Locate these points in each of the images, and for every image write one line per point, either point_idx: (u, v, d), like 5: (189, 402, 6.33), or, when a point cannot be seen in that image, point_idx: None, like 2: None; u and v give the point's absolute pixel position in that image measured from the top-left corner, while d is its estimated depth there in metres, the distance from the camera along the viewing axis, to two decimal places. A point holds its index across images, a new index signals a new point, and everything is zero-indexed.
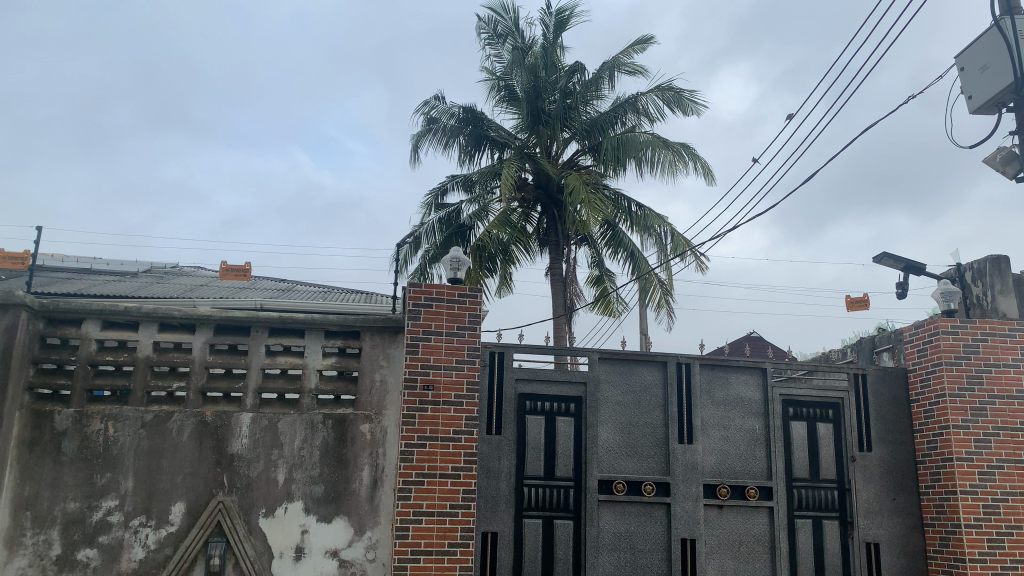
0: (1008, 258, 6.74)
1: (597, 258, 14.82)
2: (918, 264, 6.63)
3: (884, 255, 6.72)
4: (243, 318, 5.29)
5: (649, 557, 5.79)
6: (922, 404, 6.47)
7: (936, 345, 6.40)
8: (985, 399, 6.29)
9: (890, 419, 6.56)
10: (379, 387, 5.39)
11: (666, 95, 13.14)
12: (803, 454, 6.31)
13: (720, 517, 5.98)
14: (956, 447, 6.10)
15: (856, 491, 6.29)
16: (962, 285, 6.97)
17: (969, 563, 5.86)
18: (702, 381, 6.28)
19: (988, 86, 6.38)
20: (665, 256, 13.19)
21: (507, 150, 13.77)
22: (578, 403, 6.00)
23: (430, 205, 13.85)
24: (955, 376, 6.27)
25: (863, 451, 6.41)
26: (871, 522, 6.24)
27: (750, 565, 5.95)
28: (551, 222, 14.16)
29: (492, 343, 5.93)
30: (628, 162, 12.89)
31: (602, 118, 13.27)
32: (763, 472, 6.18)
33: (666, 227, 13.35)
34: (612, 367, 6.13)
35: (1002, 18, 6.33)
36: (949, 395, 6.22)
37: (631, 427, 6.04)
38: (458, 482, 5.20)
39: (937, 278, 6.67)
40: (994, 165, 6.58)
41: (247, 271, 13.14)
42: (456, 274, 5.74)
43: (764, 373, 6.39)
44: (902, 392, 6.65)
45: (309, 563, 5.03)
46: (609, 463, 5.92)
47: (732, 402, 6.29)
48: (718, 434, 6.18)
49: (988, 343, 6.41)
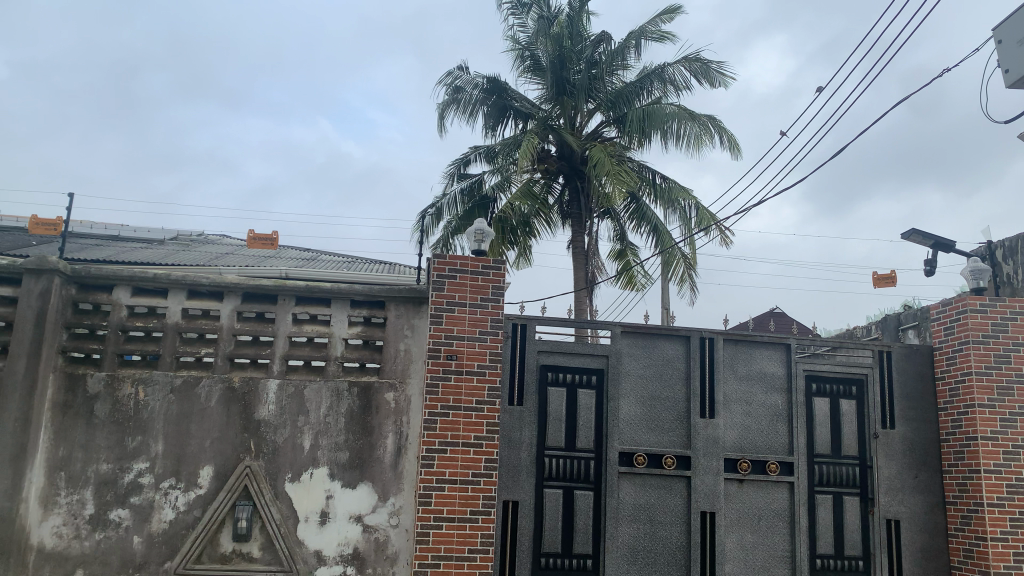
0: None
1: (620, 232, 14.77)
2: (948, 241, 6.55)
3: (913, 231, 6.63)
4: (270, 286, 5.34)
5: (668, 529, 5.84)
6: (947, 382, 6.42)
7: (963, 323, 6.33)
8: (1012, 378, 6.22)
9: (914, 396, 6.52)
10: (403, 356, 5.44)
11: (693, 66, 12.97)
12: (825, 430, 6.30)
13: (740, 491, 6.01)
14: (981, 426, 6.06)
15: (879, 468, 6.27)
16: (992, 263, 6.89)
17: (990, 542, 5.85)
18: (725, 355, 6.27)
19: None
20: (689, 230, 13.11)
21: (530, 121, 13.67)
22: (600, 375, 6.02)
23: (452, 175, 13.85)
24: (982, 355, 6.21)
25: (886, 428, 6.39)
26: (892, 499, 6.24)
27: (769, 539, 5.97)
28: (573, 194, 14.10)
29: (515, 315, 5.96)
30: (653, 134, 12.77)
31: (628, 89, 13.09)
32: (785, 448, 6.18)
33: (691, 200, 13.26)
34: (634, 340, 6.14)
35: None
36: (975, 374, 6.17)
37: (652, 400, 6.06)
38: (480, 451, 5.26)
39: (966, 255, 6.58)
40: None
41: (273, 240, 13.24)
42: (480, 246, 5.75)
43: (787, 349, 6.36)
44: (927, 369, 6.60)
45: (334, 528, 5.13)
46: (630, 436, 5.95)
47: (754, 377, 6.28)
48: (740, 409, 6.18)
49: (1017, 322, 6.33)
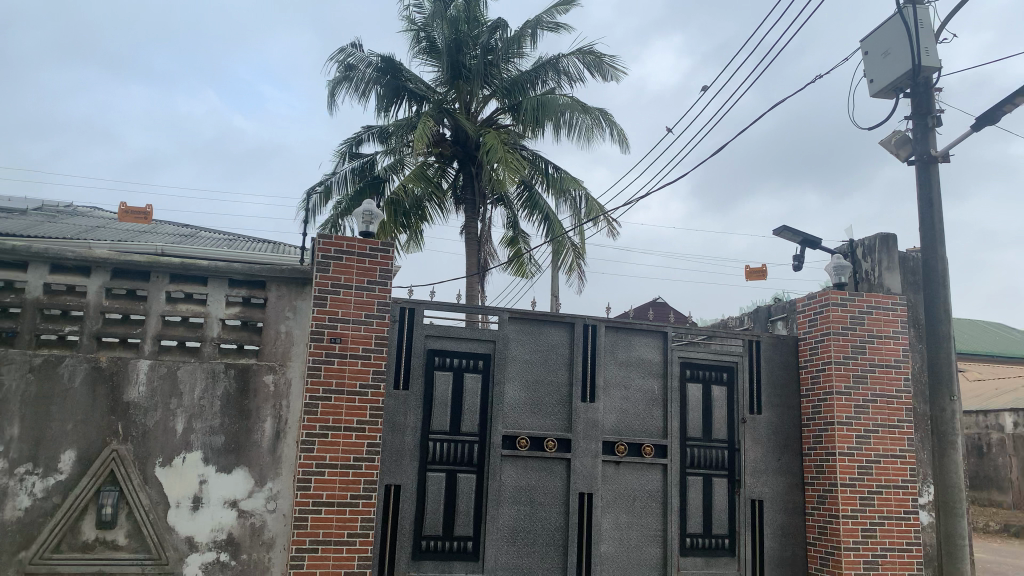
0: (895, 237, 7.17)
1: (513, 219, 14.91)
2: (814, 238, 6.96)
3: (783, 228, 7.02)
4: (143, 262, 5.09)
5: (548, 510, 5.98)
6: (810, 370, 6.84)
7: (825, 316, 6.76)
8: (867, 367, 6.70)
9: (780, 383, 6.92)
10: (284, 338, 5.32)
11: (586, 58, 13.19)
12: (697, 414, 6.60)
13: (617, 472, 6.22)
14: (837, 412, 6.50)
15: (745, 451, 6.63)
16: (853, 260, 7.37)
17: (842, 519, 6.28)
18: (606, 341, 6.45)
19: (889, 71, 6.93)
20: (579, 220, 13.38)
21: (425, 103, 13.54)
22: (486, 360, 6.07)
23: (344, 155, 13.58)
24: (841, 345, 6.66)
25: (753, 413, 6.75)
26: (757, 480, 6.61)
27: (642, 519, 6.21)
28: (467, 179, 14.09)
29: (402, 299, 5.92)
30: (546, 123, 12.91)
31: (523, 77, 13.26)
32: (659, 431, 6.43)
33: (581, 191, 13.51)
34: (521, 326, 6.22)
35: (904, 7, 6.86)
36: (834, 363, 6.60)
37: (536, 385, 6.17)
38: (362, 436, 5.21)
39: (830, 252, 7.03)
40: (889, 147, 6.98)
41: (147, 214, 12.60)
42: (368, 227, 5.66)
43: (664, 336, 6.61)
44: (791, 358, 7.02)
45: (207, 514, 4.97)
46: (514, 420, 6.04)
47: (633, 363, 6.50)
48: (619, 393, 6.39)
49: (872, 316, 6.82)
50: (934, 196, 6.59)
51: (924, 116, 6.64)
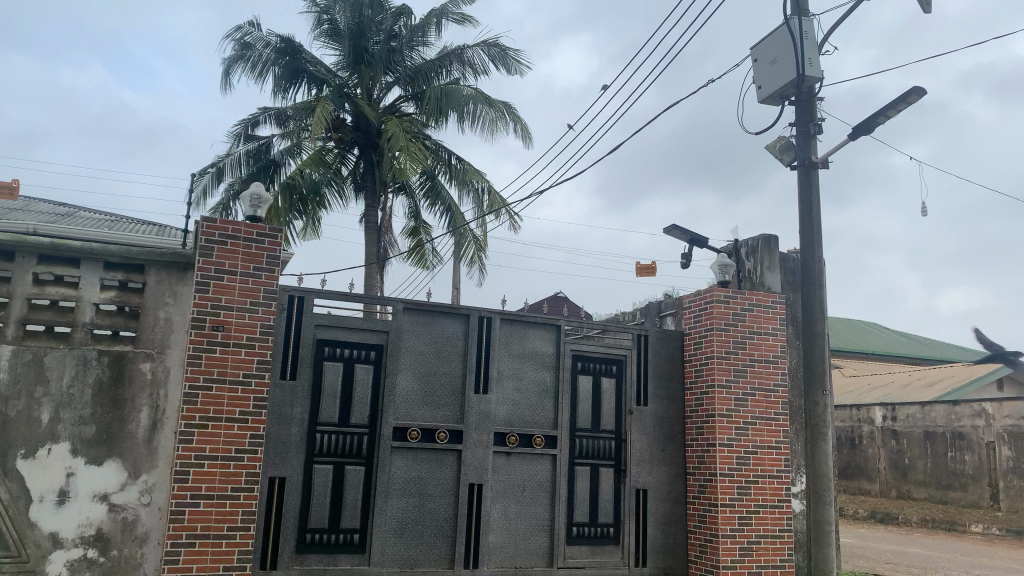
0: (776, 238, 7.54)
1: (414, 208, 14.77)
2: (701, 237, 7.22)
3: (673, 226, 7.24)
4: (7, 241, 4.76)
5: (437, 501, 5.97)
6: (694, 363, 7.10)
7: (710, 312, 7.02)
8: (747, 362, 7.00)
9: (666, 376, 7.14)
10: (163, 325, 5.10)
11: (491, 51, 13.20)
12: (587, 406, 6.73)
13: (507, 463, 6.27)
14: (718, 404, 6.76)
15: (632, 442, 6.82)
16: (737, 260, 7.66)
17: (720, 507, 6.55)
18: (500, 334, 6.49)
19: (775, 79, 7.27)
20: (481, 212, 13.39)
21: (325, 87, 13.22)
22: (378, 351, 6.00)
23: (238, 136, 13.09)
24: (723, 341, 6.93)
25: (640, 406, 6.95)
26: (642, 470, 6.81)
27: (530, 509, 6.29)
28: (368, 167, 13.85)
29: (292, 288, 5.77)
30: (449, 114, 12.85)
31: (427, 66, 13.14)
32: (550, 422, 6.53)
33: (484, 183, 13.53)
34: (414, 317, 6.18)
35: (790, 18, 7.19)
36: (717, 357, 6.86)
37: (429, 376, 6.14)
38: (245, 427, 5.05)
39: (716, 250, 7.31)
40: (774, 152, 7.32)
41: (15, 191, 11.80)
42: (256, 212, 5.49)
43: (558, 329, 6.70)
44: (677, 352, 7.26)
45: (74, 508, 4.72)
46: (405, 411, 6.00)
47: (526, 355, 6.56)
48: (512, 385, 6.44)
49: (753, 312, 7.13)
50: (813, 200, 6.96)
51: (806, 124, 6.99)
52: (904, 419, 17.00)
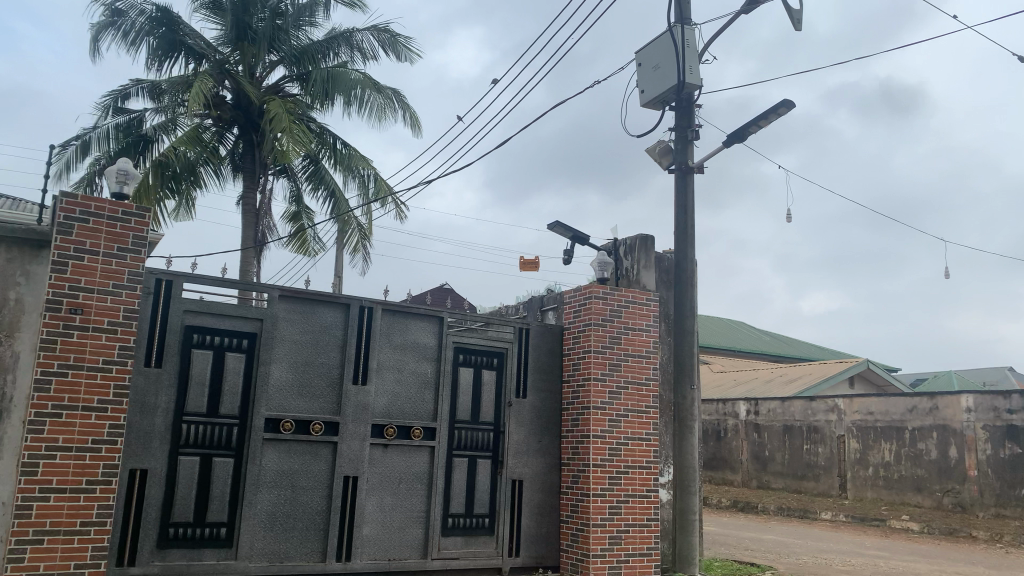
0: (653, 239, 7.82)
1: (296, 193, 14.35)
2: (583, 235, 7.38)
3: (557, 223, 7.37)
4: None
5: (309, 494, 5.84)
6: (572, 357, 7.26)
7: (589, 307, 7.19)
8: (622, 356, 7.22)
9: (545, 369, 7.27)
10: (12, 306, 4.74)
11: (381, 36, 12.99)
12: (467, 398, 6.76)
13: (384, 455, 6.21)
14: (594, 397, 6.94)
15: (509, 434, 6.90)
16: (616, 258, 7.88)
17: (592, 497, 6.74)
18: (381, 324, 6.41)
19: (657, 84, 7.53)
20: (366, 199, 13.18)
21: (204, 62, 12.63)
22: (252, 339, 5.81)
23: (107, 107, 12.30)
24: (600, 335, 7.12)
25: (518, 398, 7.04)
26: (518, 461, 6.91)
27: (406, 501, 6.26)
28: (248, 148, 13.34)
29: (160, 271, 5.49)
30: (336, 97, 12.56)
31: (313, 48, 12.77)
32: (428, 414, 6.51)
33: (370, 170, 13.31)
34: (291, 305, 6.02)
35: (673, 26, 7.46)
36: (593, 351, 7.04)
37: (305, 366, 6.00)
38: (103, 416, 4.77)
39: (595, 248, 7.51)
40: (654, 155, 7.58)
41: None
42: (122, 188, 5.18)
43: (440, 321, 6.68)
44: (557, 346, 7.40)
45: None
46: (279, 402, 5.84)
47: (407, 347, 6.51)
48: (391, 376, 6.38)
49: (629, 309, 7.36)
50: (688, 202, 7.27)
51: (685, 130, 7.29)
52: (766, 413, 17.99)
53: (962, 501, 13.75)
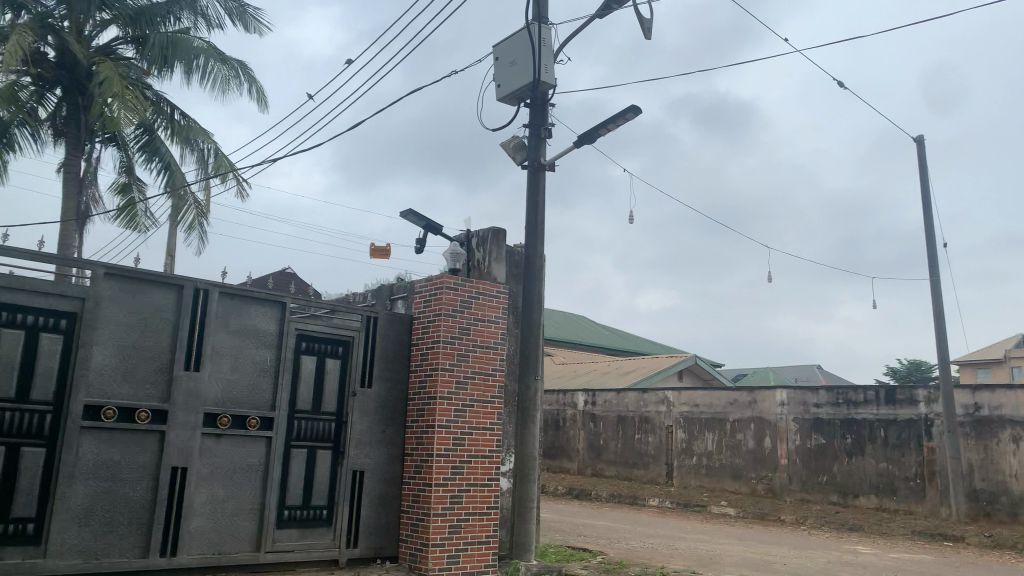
0: (504, 232, 7.90)
1: (126, 163, 13.35)
2: (435, 224, 7.35)
3: (409, 211, 7.30)
4: None
5: (132, 486, 5.46)
6: (420, 346, 7.22)
7: (438, 297, 7.17)
8: (469, 347, 7.26)
9: (392, 359, 7.19)
10: None
11: (228, 4, 12.31)
12: (309, 386, 6.55)
13: (217, 446, 5.91)
14: (440, 387, 6.93)
15: (352, 423, 6.76)
16: (468, 249, 7.91)
17: (434, 486, 6.73)
18: (218, 308, 6.08)
19: (513, 79, 7.61)
20: (205, 175, 12.47)
21: (22, 13, 11.45)
22: (70, 320, 5.35)
23: None
24: (449, 325, 7.12)
25: (363, 387, 6.91)
26: (360, 451, 6.79)
27: (239, 494, 5.99)
28: (72, 111, 12.24)
29: None
30: (175, 65, 11.82)
31: (152, 9, 11.90)
32: (267, 403, 6.26)
33: (210, 144, 12.61)
34: (119, 284, 5.59)
35: (531, 24, 7.56)
36: (441, 341, 7.03)
37: (131, 350, 5.59)
38: None
39: (446, 238, 7.51)
40: (507, 150, 7.65)
41: None
42: None
43: (283, 307, 6.44)
44: (404, 336, 7.34)
45: None
46: (100, 387, 5.41)
47: (246, 332, 6.23)
48: (228, 363, 6.08)
49: (478, 300, 7.41)
50: (540, 198, 7.43)
51: (539, 127, 7.44)
52: (602, 403, 18.72)
53: (773, 487, 14.95)
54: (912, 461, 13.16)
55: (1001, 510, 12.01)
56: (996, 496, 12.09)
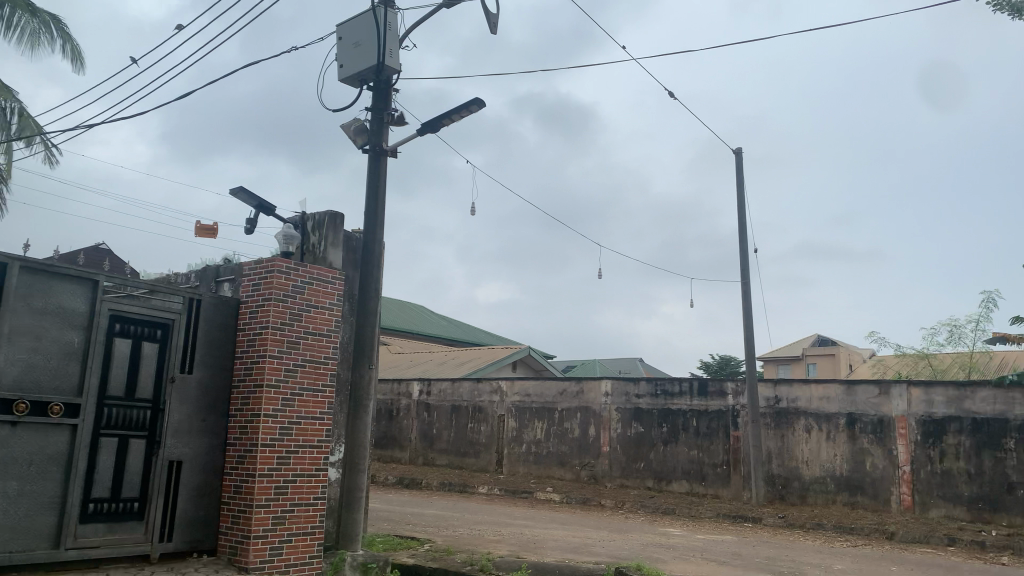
0: (342, 217, 7.74)
1: None
2: (268, 205, 7.09)
3: (240, 189, 7.00)
4: None
5: None
6: (247, 332, 6.93)
7: (269, 281, 6.90)
8: (300, 334, 7.05)
9: (216, 344, 6.86)
10: None
11: None
12: (121, 371, 6.11)
13: (12, 435, 5.38)
14: (268, 374, 6.68)
15: (169, 411, 6.39)
16: (302, 234, 7.71)
17: (258, 477, 6.48)
18: (18, 285, 5.54)
19: (356, 61, 7.46)
20: (7, 137, 11.29)
21: None
22: None
23: None
24: (280, 311, 6.88)
25: (183, 373, 6.54)
26: (178, 441, 6.43)
27: (37, 486, 5.49)
28: None
29: None
30: None
31: None
32: (72, 389, 5.77)
33: (14, 103, 11.43)
34: None
35: (377, 6, 7.44)
36: (271, 327, 6.78)
37: None
38: None
39: (280, 219, 7.27)
40: (348, 132, 7.48)
41: None
42: None
43: (95, 286, 5.95)
44: (231, 320, 7.02)
45: None
46: None
47: (50, 312, 5.71)
48: (27, 344, 5.55)
49: (311, 285, 7.21)
50: (380, 184, 7.35)
51: (381, 111, 7.34)
52: (436, 393, 18.78)
53: (595, 474, 15.65)
54: (719, 449, 14.23)
55: (793, 492, 13.25)
56: (789, 480, 13.32)
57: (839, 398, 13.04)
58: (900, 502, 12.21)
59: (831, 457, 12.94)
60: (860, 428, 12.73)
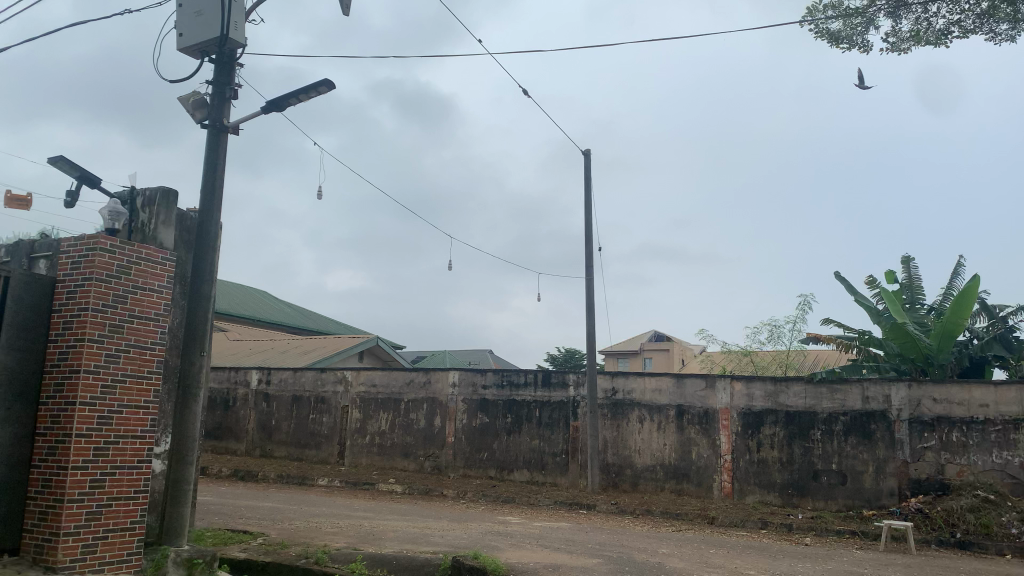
0: (176, 194, 7.31)
1: None
2: (93, 177, 6.56)
3: (60, 158, 6.42)
4: None
5: None
6: (63, 314, 6.40)
7: (89, 260, 6.41)
8: (123, 317, 6.60)
9: (26, 326, 6.30)
10: None
11: None
12: None
13: None
14: (85, 359, 6.21)
15: None
16: (131, 208, 7.08)
17: (70, 470, 6.01)
18: None
19: (197, 31, 7.06)
20: None
21: None
22: None
23: None
24: (102, 292, 6.41)
25: None
26: None
27: None
28: None
29: None
30: None
31: None
32: None
33: None
34: None
35: None
36: (90, 310, 6.30)
37: None
38: None
39: (106, 192, 6.76)
40: (187, 105, 7.06)
41: None
42: None
43: None
44: (44, 300, 6.46)
45: None
46: None
47: None
48: None
49: (138, 266, 6.77)
50: (218, 163, 7.01)
51: (222, 86, 7.00)
52: (277, 382, 18.12)
53: (439, 465, 15.70)
54: (559, 439, 14.67)
55: (626, 481, 13.88)
56: (623, 469, 13.94)
57: (671, 391, 13.77)
58: (721, 489, 13.09)
59: (662, 447, 13.66)
60: (689, 419, 13.52)
